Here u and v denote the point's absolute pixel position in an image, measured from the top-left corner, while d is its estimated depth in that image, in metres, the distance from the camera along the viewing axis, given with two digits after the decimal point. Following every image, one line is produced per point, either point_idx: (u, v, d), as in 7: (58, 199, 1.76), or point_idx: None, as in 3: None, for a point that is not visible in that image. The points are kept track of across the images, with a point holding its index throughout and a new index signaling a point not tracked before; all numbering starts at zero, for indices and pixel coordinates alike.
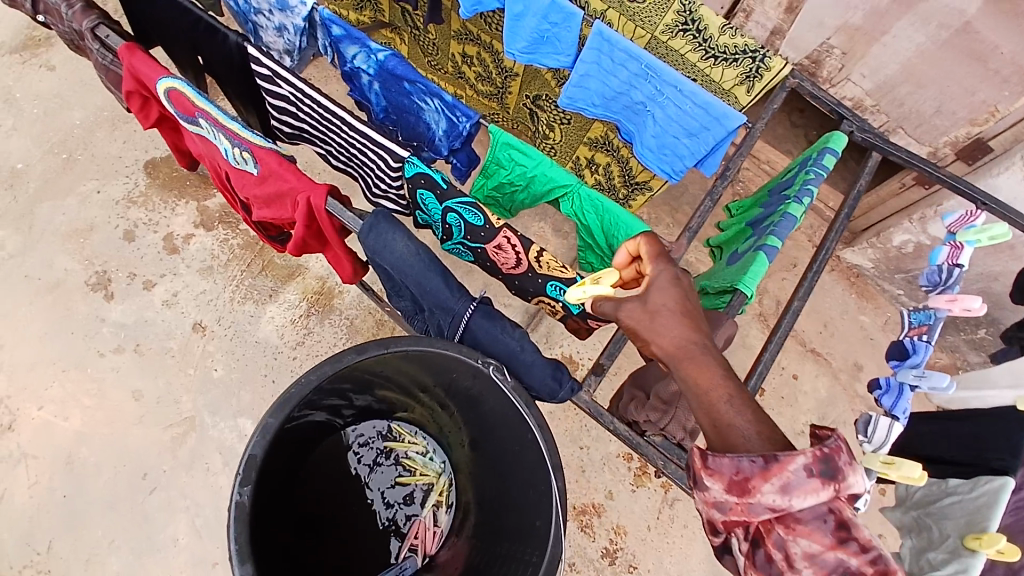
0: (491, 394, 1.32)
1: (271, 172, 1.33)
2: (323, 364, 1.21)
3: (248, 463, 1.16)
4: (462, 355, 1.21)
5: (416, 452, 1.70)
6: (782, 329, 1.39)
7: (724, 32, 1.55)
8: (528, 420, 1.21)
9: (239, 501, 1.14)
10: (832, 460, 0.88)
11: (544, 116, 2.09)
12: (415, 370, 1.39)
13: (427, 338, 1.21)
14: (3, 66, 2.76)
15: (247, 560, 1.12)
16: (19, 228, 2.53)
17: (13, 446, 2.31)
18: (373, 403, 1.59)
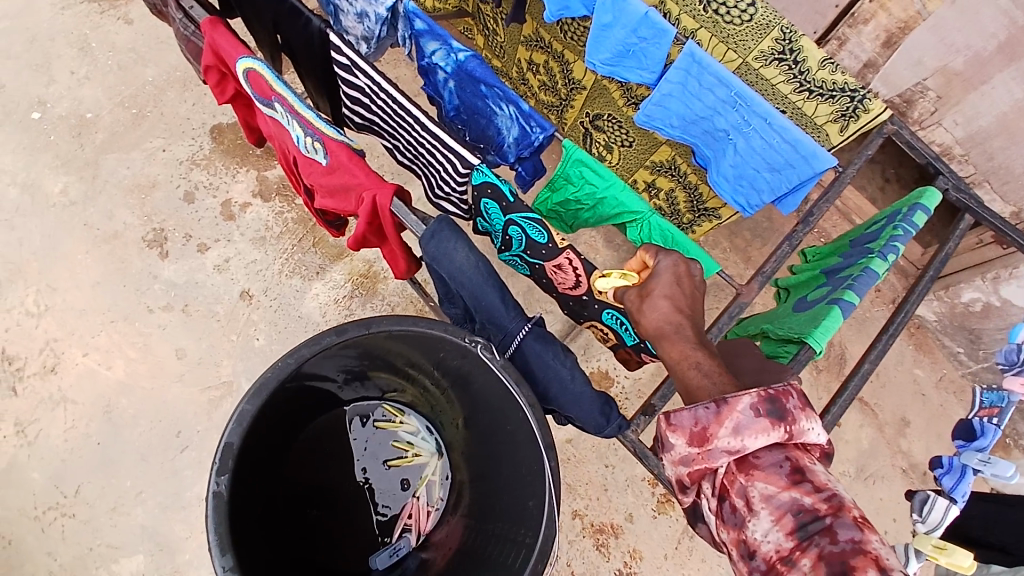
0: (480, 372, 1.32)
1: (341, 165, 1.31)
2: (301, 348, 1.22)
3: (225, 452, 1.17)
4: (452, 336, 1.22)
5: (406, 433, 1.66)
6: (847, 390, 1.36)
7: (823, 66, 1.47)
8: (520, 399, 1.16)
9: (216, 491, 1.16)
10: (778, 401, 0.97)
11: (601, 139, 2.05)
12: (404, 349, 1.37)
13: (410, 318, 1.23)
14: (82, 14, 2.82)
15: (229, 549, 1.14)
16: (84, 176, 2.59)
17: (55, 389, 2.38)
18: (365, 381, 1.55)
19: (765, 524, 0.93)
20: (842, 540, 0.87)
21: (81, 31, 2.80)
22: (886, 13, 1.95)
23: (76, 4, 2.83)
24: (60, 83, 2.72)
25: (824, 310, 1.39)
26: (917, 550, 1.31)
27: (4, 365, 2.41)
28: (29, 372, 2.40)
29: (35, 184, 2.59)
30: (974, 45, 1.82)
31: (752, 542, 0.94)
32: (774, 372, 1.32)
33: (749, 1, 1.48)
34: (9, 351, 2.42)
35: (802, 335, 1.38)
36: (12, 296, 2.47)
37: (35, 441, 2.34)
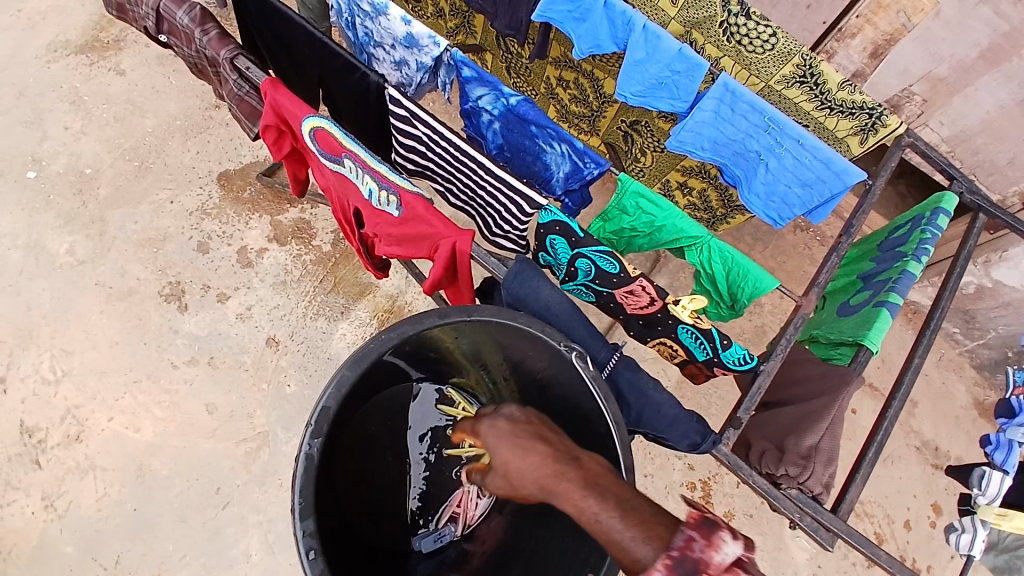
0: (563, 380, 1.17)
1: (416, 215, 1.35)
2: (403, 324, 1.10)
3: (321, 413, 1.13)
4: (547, 337, 1.10)
5: (465, 421, 1.47)
6: (904, 384, 1.43)
7: (843, 88, 1.58)
8: (606, 414, 1.07)
9: (307, 453, 1.13)
10: (687, 558, 0.72)
11: (637, 143, 2.17)
12: (488, 345, 1.22)
13: (509, 311, 1.09)
14: (70, 67, 2.77)
15: (310, 513, 1.11)
16: (90, 234, 2.54)
17: (81, 457, 2.31)
18: (435, 363, 1.37)
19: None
20: None
21: (71, 84, 2.75)
22: (873, 27, 2.06)
23: (62, 58, 2.78)
24: (54, 139, 2.66)
25: (872, 313, 1.46)
26: (981, 519, 1.45)
27: (25, 438, 2.32)
28: (52, 443, 2.32)
29: (39, 244, 2.52)
30: (958, 53, 1.96)
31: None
32: (838, 376, 1.36)
33: (771, 32, 1.58)
34: (29, 423, 2.34)
35: (856, 338, 1.45)
36: (27, 363, 2.39)
37: (66, 513, 2.26)
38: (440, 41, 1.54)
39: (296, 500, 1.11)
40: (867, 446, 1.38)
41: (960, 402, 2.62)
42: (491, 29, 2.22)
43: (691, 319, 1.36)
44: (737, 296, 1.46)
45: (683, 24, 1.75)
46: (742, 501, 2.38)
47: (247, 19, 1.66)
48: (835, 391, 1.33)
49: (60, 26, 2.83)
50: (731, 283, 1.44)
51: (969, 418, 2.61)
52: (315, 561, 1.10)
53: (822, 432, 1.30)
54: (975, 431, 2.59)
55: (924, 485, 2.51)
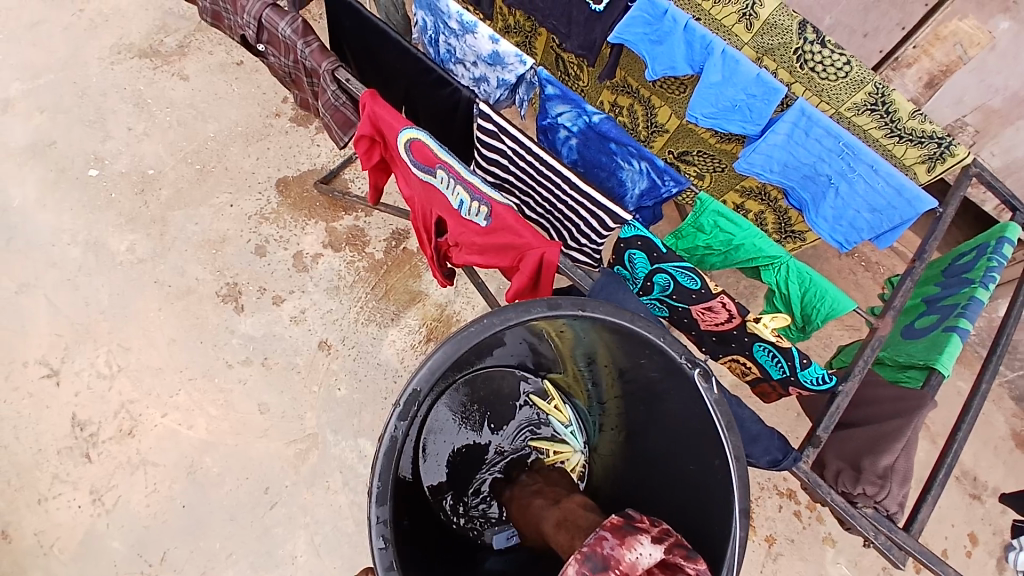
0: (679, 395, 1.15)
1: (505, 227, 1.38)
2: (509, 310, 1.03)
3: (412, 396, 1.00)
4: (669, 347, 1.07)
5: (558, 421, 1.47)
6: (971, 412, 1.44)
7: (914, 117, 1.63)
8: (726, 445, 1.04)
9: (393, 435, 1.00)
10: (596, 554, 0.88)
11: (691, 168, 2.21)
12: (604, 343, 1.19)
13: (628, 313, 1.07)
14: (135, 71, 2.85)
15: (386, 500, 1.01)
16: (151, 234, 2.60)
17: (133, 452, 2.34)
18: (532, 352, 1.35)
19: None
20: None
21: (135, 87, 2.83)
22: (929, 58, 2.09)
23: (126, 61, 2.87)
24: (117, 140, 2.74)
25: (942, 338, 1.46)
26: None
27: (77, 431, 2.36)
28: (105, 436, 2.35)
29: (99, 242, 2.58)
30: (1012, 85, 1.99)
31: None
32: (915, 399, 1.37)
33: (845, 61, 1.64)
34: (81, 416, 2.37)
35: (927, 362, 1.45)
36: (83, 357, 2.44)
37: (114, 508, 2.28)
38: (526, 60, 1.58)
39: (373, 483, 1.00)
40: (938, 467, 1.38)
41: (999, 431, 2.57)
42: (551, 50, 2.28)
43: (773, 337, 1.39)
44: (811, 316, 1.49)
45: (757, 50, 1.81)
46: (784, 526, 2.37)
47: (340, 34, 1.75)
48: (911, 412, 1.34)
49: (124, 31, 2.92)
50: (807, 304, 1.48)
51: (1007, 450, 2.56)
52: (385, 550, 1.00)
53: (898, 452, 1.31)
54: (1013, 463, 2.54)
55: (962, 514, 2.45)
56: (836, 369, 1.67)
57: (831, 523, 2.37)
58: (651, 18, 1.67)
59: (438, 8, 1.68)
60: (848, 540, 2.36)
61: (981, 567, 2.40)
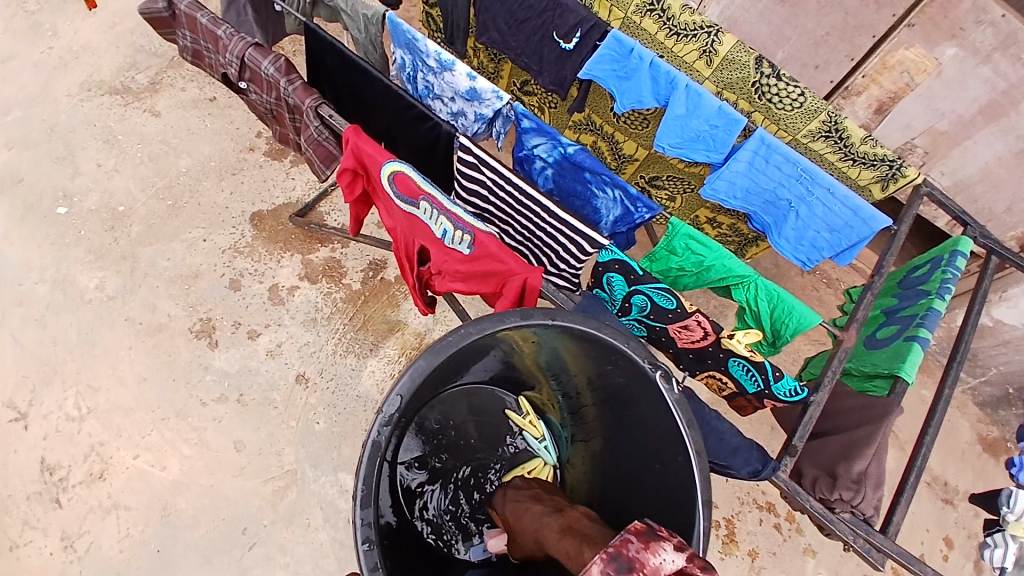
0: (643, 398, 1.25)
1: (488, 254, 1.42)
2: (483, 321, 1.14)
3: (394, 404, 1.11)
4: (634, 353, 1.18)
5: (531, 437, 1.54)
6: (937, 414, 1.53)
7: (865, 142, 1.74)
8: (687, 441, 1.14)
9: (375, 440, 1.11)
10: (619, 555, 0.92)
11: (662, 192, 2.30)
12: (572, 354, 1.28)
13: (594, 322, 1.17)
14: (105, 106, 2.84)
15: (370, 503, 1.10)
16: (121, 270, 2.56)
17: (104, 496, 2.26)
18: (506, 369, 1.44)
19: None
20: None
21: (105, 123, 2.81)
22: (877, 86, 2.28)
23: (96, 97, 2.85)
24: (87, 176, 2.71)
25: (903, 347, 1.56)
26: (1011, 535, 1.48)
27: (46, 476, 2.27)
28: (74, 481, 2.28)
29: (68, 279, 2.53)
30: (958, 108, 2.13)
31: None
32: (881, 406, 1.45)
33: (800, 92, 1.77)
34: (50, 460, 2.29)
35: (892, 371, 1.54)
36: (51, 399, 2.37)
37: (86, 555, 2.19)
38: (502, 95, 1.65)
39: (359, 486, 1.09)
40: (908, 471, 1.46)
41: (964, 437, 2.69)
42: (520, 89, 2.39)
43: (746, 352, 1.45)
44: (781, 331, 1.56)
45: (717, 84, 1.92)
46: (765, 539, 2.42)
47: (319, 73, 1.80)
48: (879, 418, 1.43)
49: (94, 67, 2.91)
50: (776, 320, 1.54)
51: (973, 454, 2.67)
52: (370, 551, 1.08)
53: (869, 457, 1.38)
54: (979, 467, 2.65)
55: (935, 519, 2.55)
56: (806, 380, 1.75)
57: (810, 534, 2.44)
58: (619, 56, 1.77)
59: (415, 47, 1.74)
60: (828, 550, 2.43)
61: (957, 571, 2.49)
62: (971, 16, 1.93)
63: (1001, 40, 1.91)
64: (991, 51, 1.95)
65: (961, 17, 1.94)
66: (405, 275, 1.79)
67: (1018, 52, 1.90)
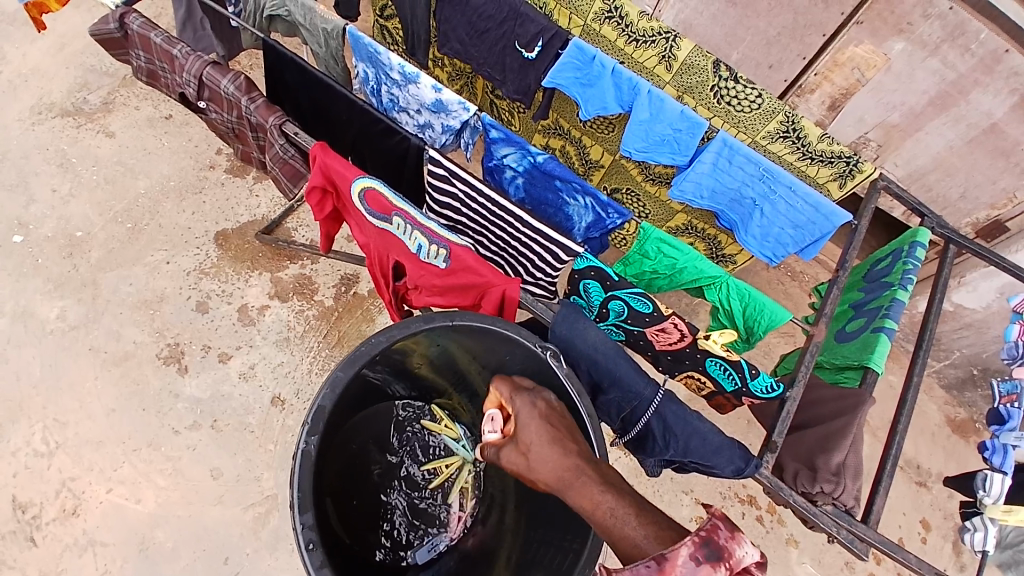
0: (542, 378, 1.38)
1: (465, 266, 1.41)
2: (392, 328, 1.30)
3: (317, 412, 1.25)
4: (525, 338, 1.30)
5: (448, 436, 1.66)
6: (908, 405, 1.57)
7: (822, 140, 1.79)
8: (582, 409, 1.24)
9: (304, 450, 1.23)
10: (712, 541, 0.84)
11: (627, 199, 2.33)
12: (472, 354, 1.46)
13: (491, 317, 1.30)
14: (56, 129, 2.74)
15: (308, 508, 1.20)
16: (82, 298, 2.47)
17: (78, 533, 2.17)
18: (413, 379, 1.60)
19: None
20: None
21: (58, 147, 2.71)
22: (830, 83, 2.35)
23: (47, 121, 2.75)
24: (42, 203, 2.61)
25: (872, 337, 1.59)
26: (990, 517, 1.53)
27: (17, 514, 2.18)
28: (47, 518, 2.18)
29: (28, 311, 2.44)
30: (909, 101, 2.21)
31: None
32: (853, 397, 1.48)
33: (757, 94, 1.80)
34: (20, 498, 2.20)
35: (861, 362, 1.58)
36: (17, 435, 2.27)
37: None
38: (469, 106, 1.64)
39: (293, 492, 1.20)
40: (885, 460, 1.49)
41: (933, 419, 2.79)
42: (485, 95, 2.38)
43: (723, 351, 1.47)
44: (754, 327, 1.56)
45: (677, 89, 1.94)
46: (749, 531, 2.46)
47: (281, 88, 1.76)
48: (852, 410, 1.46)
49: (44, 89, 2.81)
50: (748, 318, 1.56)
51: (943, 434, 2.77)
52: (313, 551, 1.17)
53: (847, 449, 1.42)
54: (950, 446, 2.75)
55: (911, 502, 2.63)
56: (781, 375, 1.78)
57: (792, 524, 2.48)
58: (581, 64, 1.78)
59: (378, 61, 1.72)
60: (811, 538, 2.48)
61: (936, 550, 2.57)
62: (918, 10, 1.98)
63: (948, 31, 1.97)
64: (939, 43, 2.01)
65: (907, 11, 2.00)
66: (379, 289, 1.76)
67: (966, 44, 1.96)
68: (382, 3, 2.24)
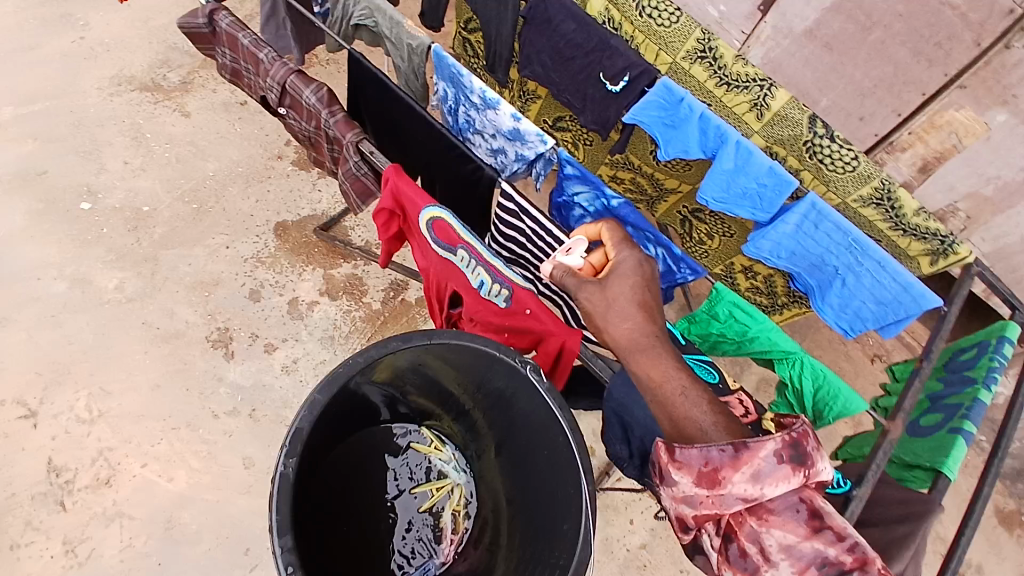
0: (525, 396, 1.35)
1: (525, 310, 1.36)
2: (369, 349, 1.26)
3: (295, 434, 1.17)
4: (504, 354, 1.27)
5: (439, 459, 1.63)
6: (975, 518, 1.42)
7: (917, 214, 1.66)
8: (561, 421, 1.22)
9: (283, 473, 1.14)
10: (799, 447, 1.01)
11: (702, 228, 2.17)
12: (456, 374, 1.44)
13: (468, 333, 1.28)
14: (134, 103, 2.81)
15: (287, 531, 1.12)
16: (141, 272, 2.53)
17: (108, 503, 2.22)
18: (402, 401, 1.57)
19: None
20: None
21: (134, 120, 2.78)
22: (924, 144, 2.19)
23: (125, 93, 2.83)
24: (112, 173, 2.68)
25: (947, 440, 1.48)
26: None
27: (51, 477, 2.24)
28: (80, 485, 2.23)
29: (86, 278, 2.50)
30: (1004, 175, 2.04)
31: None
32: (921, 504, 1.38)
33: (853, 156, 1.68)
34: (57, 461, 2.26)
35: (933, 465, 1.46)
36: (61, 400, 2.33)
37: (86, 561, 2.14)
38: (547, 139, 1.59)
39: (273, 517, 1.12)
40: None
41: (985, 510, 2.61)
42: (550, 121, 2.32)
43: None
44: (822, 412, 1.46)
45: (767, 139, 1.85)
46: None
47: (360, 100, 1.73)
48: (920, 517, 1.35)
49: (125, 62, 2.88)
50: (819, 401, 1.45)
51: (994, 528, 2.59)
52: None
53: (908, 560, 1.32)
54: (1002, 541, 2.57)
55: None
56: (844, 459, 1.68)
57: None
58: (666, 104, 1.71)
59: (460, 82, 1.68)
60: None
61: None
62: None
63: None
64: None
65: (1013, 83, 1.88)
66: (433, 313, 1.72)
67: None
68: (467, 16, 2.21)
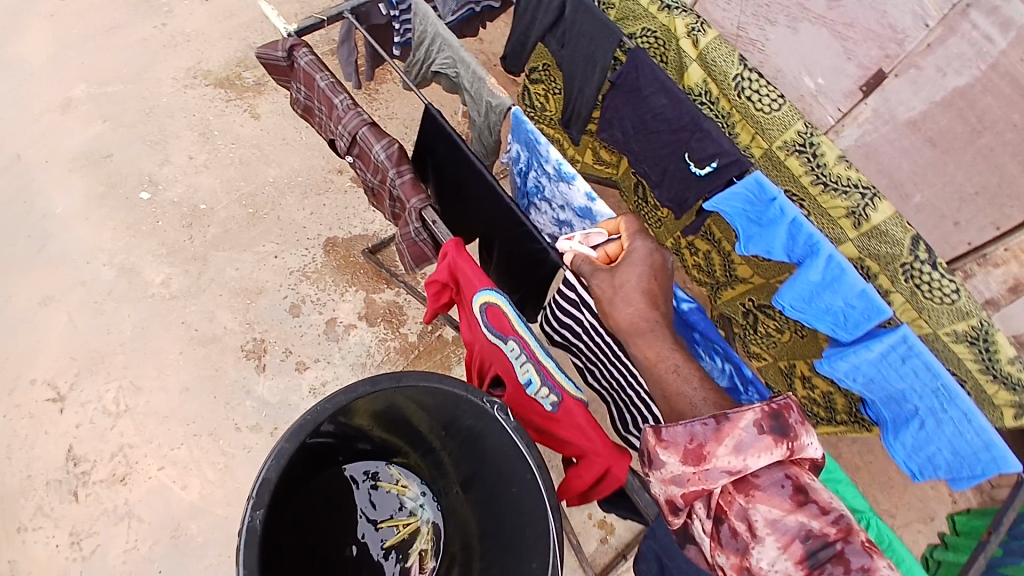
0: (491, 438, 1.28)
1: (573, 423, 1.24)
2: (336, 395, 1.19)
3: (262, 485, 1.12)
4: (473, 394, 1.22)
5: (405, 497, 1.57)
6: None
7: (1014, 363, 1.53)
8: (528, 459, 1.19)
9: (250, 526, 1.10)
10: (780, 418, 1.00)
11: (771, 323, 1.98)
12: (423, 416, 1.36)
13: (437, 375, 1.22)
14: (208, 98, 2.82)
15: None
16: (188, 271, 2.52)
17: (120, 502, 2.22)
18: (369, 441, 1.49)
19: (771, 549, 0.95)
20: (854, 566, 0.91)
21: (204, 115, 2.78)
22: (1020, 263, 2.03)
23: (200, 87, 2.83)
24: (175, 166, 2.68)
25: None
26: None
27: (69, 465, 2.25)
28: (96, 478, 2.24)
29: (134, 269, 2.51)
30: None
31: (755, 568, 0.96)
32: None
33: (955, 289, 1.53)
34: (78, 450, 2.27)
35: None
36: (91, 389, 2.34)
37: (90, 557, 2.14)
38: None
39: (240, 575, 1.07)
40: None
41: None
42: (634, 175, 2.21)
43: None
44: None
45: (859, 249, 1.67)
46: None
47: (428, 153, 1.66)
48: None
49: (205, 55, 2.89)
50: None
51: None
52: None
53: None
54: None
55: None
56: None
57: None
58: (755, 199, 1.57)
59: (536, 148, 1.58)
60: None
61: None
62: None
63: None
64: None
65: None
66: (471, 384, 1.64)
67: None
68: (535, 66, 2.16)
